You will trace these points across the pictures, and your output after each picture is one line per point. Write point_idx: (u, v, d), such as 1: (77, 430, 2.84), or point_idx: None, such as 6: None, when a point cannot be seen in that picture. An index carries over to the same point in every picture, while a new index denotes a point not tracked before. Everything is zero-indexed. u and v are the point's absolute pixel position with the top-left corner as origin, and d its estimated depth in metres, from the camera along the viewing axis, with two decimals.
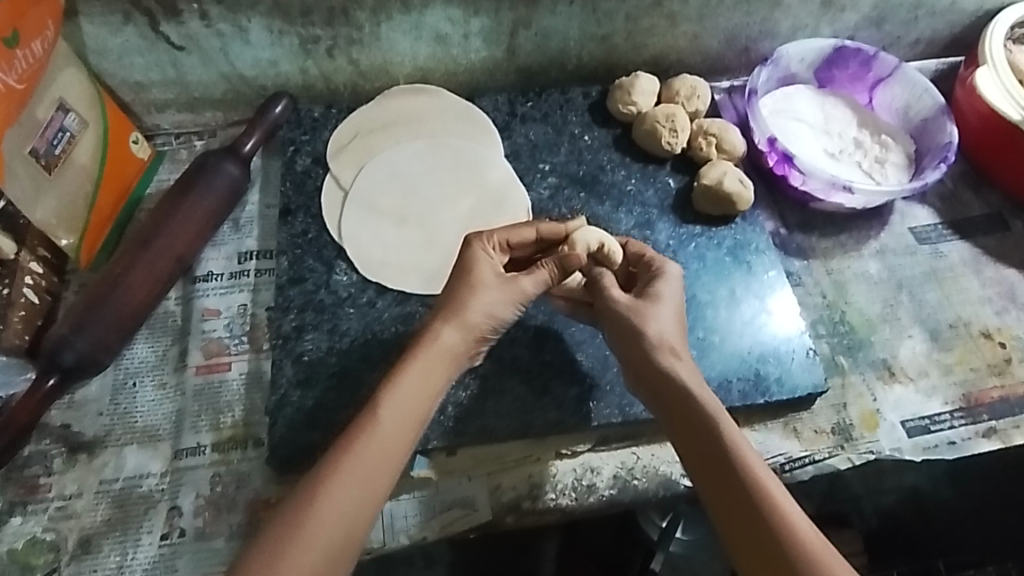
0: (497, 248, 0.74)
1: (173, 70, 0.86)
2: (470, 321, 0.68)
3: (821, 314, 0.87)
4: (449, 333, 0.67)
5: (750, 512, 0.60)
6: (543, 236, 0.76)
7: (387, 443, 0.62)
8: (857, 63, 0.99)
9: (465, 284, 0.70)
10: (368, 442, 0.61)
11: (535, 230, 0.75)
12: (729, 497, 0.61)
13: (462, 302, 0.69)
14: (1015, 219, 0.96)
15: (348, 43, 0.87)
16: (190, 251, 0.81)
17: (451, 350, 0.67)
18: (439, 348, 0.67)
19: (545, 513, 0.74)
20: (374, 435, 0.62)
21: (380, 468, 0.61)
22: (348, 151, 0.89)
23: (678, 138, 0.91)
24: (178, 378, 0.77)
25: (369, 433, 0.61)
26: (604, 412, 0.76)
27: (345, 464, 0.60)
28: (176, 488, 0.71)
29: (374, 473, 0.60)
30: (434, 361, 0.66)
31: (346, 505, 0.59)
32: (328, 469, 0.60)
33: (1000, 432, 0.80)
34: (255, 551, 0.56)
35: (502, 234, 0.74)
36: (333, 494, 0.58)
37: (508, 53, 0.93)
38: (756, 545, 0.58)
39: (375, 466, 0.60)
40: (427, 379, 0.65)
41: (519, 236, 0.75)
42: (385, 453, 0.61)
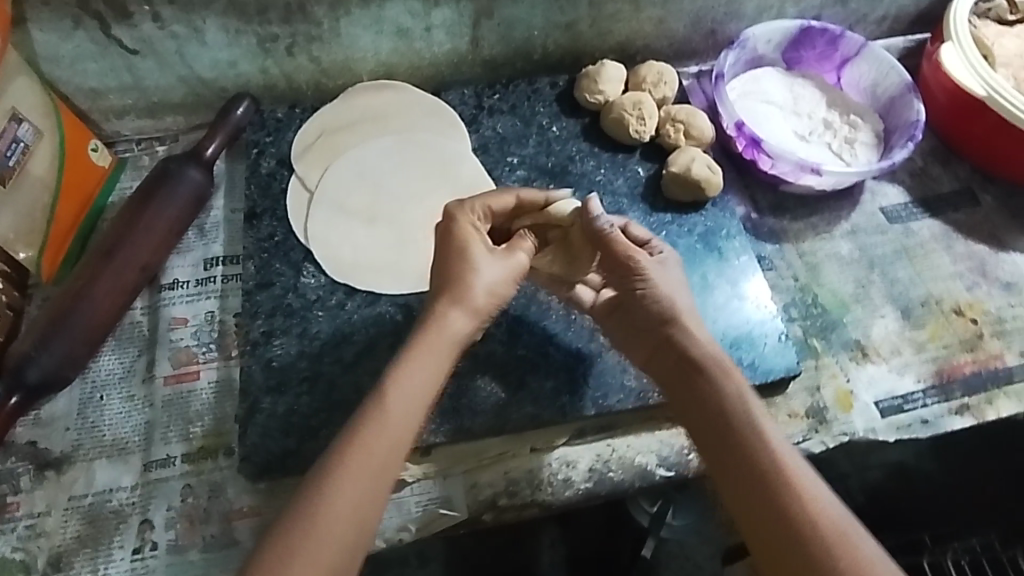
0: (480, 217, 0.73)
1: (129, 75, 0.84)
2: (477, 303, 0.68)
3: (794, 297, 0.87)
4: (458, 316, 0.67)
5: (757, 475, 0.62)
6: (523, 205, 0.75)
7: (397, 434, 0.61)
8: (823, 42, 0.98)
9: (467, 262, 0.69)
10: (376, 435, 0.61)
11: (515, 197, 0.74)
12: (737, 459, 0.63)
13: (466, 283, 0.68)
14: (984, 193, 0.97)
15: (307, 41, 0.85)
16: (155, 259, 0.80)
17: (456, 335, 0.67)
18: (443, 331, 0.66)
19: (522, 509, 0.73)
20: (384, 427, 0.61)
21: (389, 460, 0.60)
22: (313, 151, 0.88)
23: (647, 126, 0.90)
24: (147, 389, 0.76)
25: (378, 425, 0.61)
26: (579, 405, 0.76)
27: (353, 459, 0.60)
28: (147, 500, 0.70)
29: (382, 466, 0.60)
30: (443, 347, 0.66)
31: (354, 502, 0.58)
32: (335, 463, 0.60)
33: (973, 407, 0.81)
34: (265, 552, 0.56)
35: (484, 200, 0.74)
36: (339, 491, 0.58)
37: (472, 44, 0.91)
38: (762, 507, 0.61)
39: (386, 459, 0.60)
40: (435, 367, 0.65)
41: (500, 202, 0.74)
42: (396, 443, 0.61)
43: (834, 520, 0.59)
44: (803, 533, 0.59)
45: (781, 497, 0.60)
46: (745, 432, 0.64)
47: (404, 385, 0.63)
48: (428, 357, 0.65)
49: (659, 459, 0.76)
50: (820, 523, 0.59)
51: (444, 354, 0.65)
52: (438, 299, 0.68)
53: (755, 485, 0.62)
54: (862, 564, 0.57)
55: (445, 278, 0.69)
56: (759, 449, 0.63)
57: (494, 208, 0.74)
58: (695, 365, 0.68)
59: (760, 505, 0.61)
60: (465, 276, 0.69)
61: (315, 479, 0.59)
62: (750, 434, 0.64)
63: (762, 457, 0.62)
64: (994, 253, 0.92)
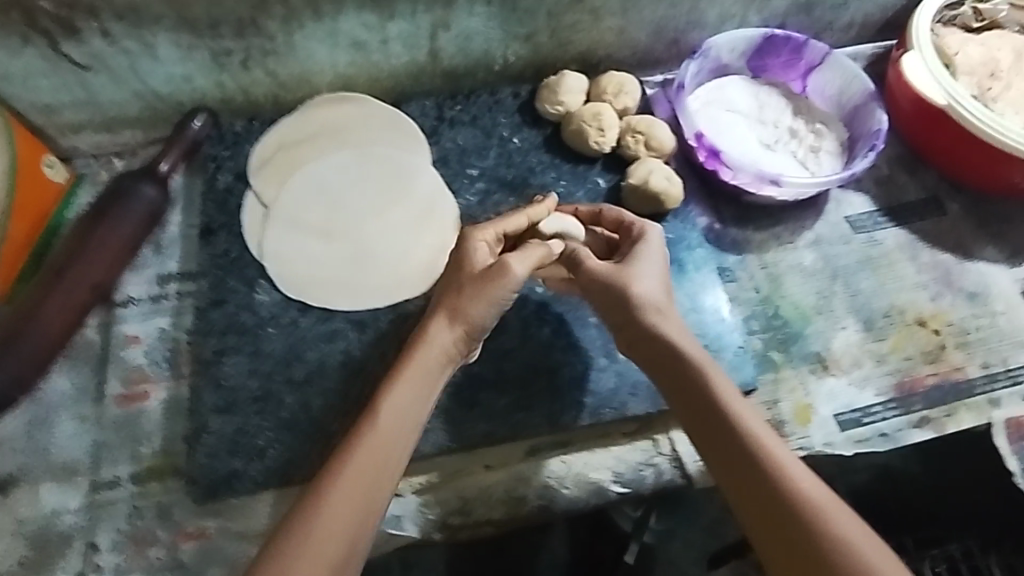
0: (492, 240, 0.72)
1: (82, 91, 0.84)
2: (470, 318, 0.67)
3: (755, 309, 0.86)
4: (437, 328, 0.67)
5: (748, 460, 0.62)
6: (533, 224, 0.75)
7: (391, 444, 0.61)
8: (788, 50, 0.97)
9: (470, 278, 0.69)
10: (371, 445, 0.60)
11: (527, 218, 0.74)
12: (728, 447, 0.63)
13: (462, 301, 0.68)
14: (951, 201, 0.95)
15: (262, 54, 0.84)
16: (108, 278, 0.79)
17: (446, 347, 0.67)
18: (433, 348, 0.66)
19: (476, 527, 0.73)
20: (377, 437, 0.61)
21: (382, 475, 0.60)
22: (270, 166, 0.87)
23: (607, 137, 0.89)
24: (98, 410, 0.76)
25: (371, 439, 0.61)
26: (532, 423, 0.75)
27: (347, 474, 0.59)
28: (95, 523, 0.70)
29: (377, 480, 0.59)
30: (433, 357, 0.66)
31: (348, 519, 0.57)
32: (331, 478, 0.59)
33: (933, 421, 0.80)
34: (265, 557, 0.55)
35: (498, 224, 0.73)
36: (332, 507, 0.58)
37: (431, 56, 0.90)
38: (756, 490, 0.60)
39: (377, 473, 0.60)
40: (430, 375, 0.65)
41: (513, 224, 0.73)
42: (389, 458, 0.61)
43: (827, 504, 0.59)
44: (798, 517, 0.58)
45: (773, 483, 0.60)
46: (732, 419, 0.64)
47: (394, 398, 0.63)
48: (418, 369, 0.65)
49: (614, 476, 0.75)
50: (812, 507, 0.58)
51: (433, 370, 0.65)
52: (430, 316, 0.68)
53: (748, 473, 0.61)
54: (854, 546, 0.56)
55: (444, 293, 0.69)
56: (749, 435, 0.63)
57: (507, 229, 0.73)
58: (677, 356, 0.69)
59: (755, 491, 0.60)
60: (478, 299, 0.68)
61: (309, 496, 0.58)
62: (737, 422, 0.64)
63: (753, 443, 0.63)
64: (960, 262, 0.91)
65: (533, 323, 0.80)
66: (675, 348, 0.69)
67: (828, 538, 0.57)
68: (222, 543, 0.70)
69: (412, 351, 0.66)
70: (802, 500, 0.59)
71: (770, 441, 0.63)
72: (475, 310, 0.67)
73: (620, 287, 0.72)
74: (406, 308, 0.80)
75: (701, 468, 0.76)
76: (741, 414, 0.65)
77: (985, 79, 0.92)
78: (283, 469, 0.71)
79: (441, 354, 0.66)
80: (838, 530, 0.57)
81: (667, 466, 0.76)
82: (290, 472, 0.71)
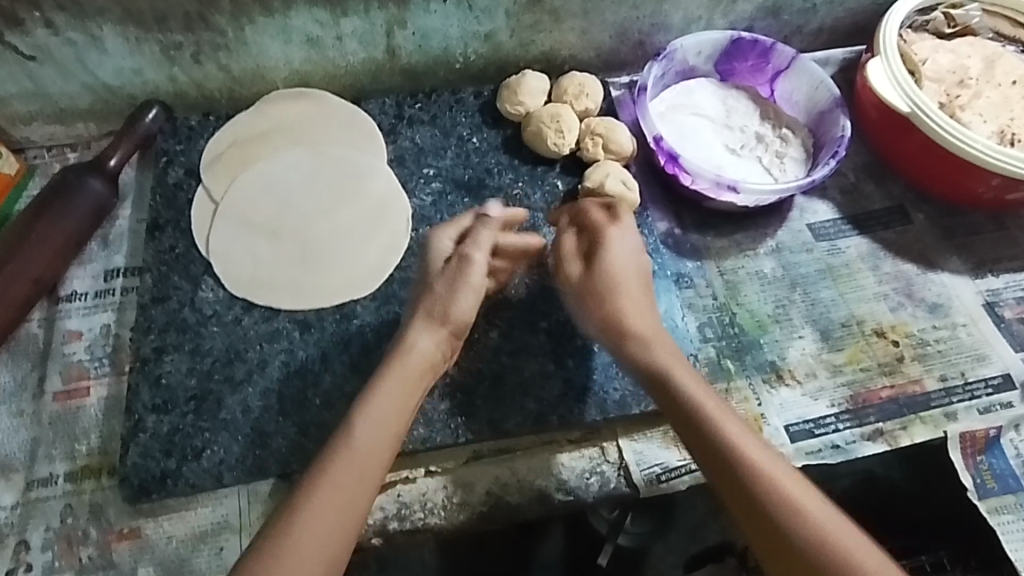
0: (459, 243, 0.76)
1: (31, 82, 0.83)
2: (448, 317, 0.71)
3: (711, 317, 0.84)
4: (415, 330, 0.71)
5: (737, 472, 0.62)
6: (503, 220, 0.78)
7: (371, 450, 0.63)
8: (754, 54, 0.95)
9: (446, 279, 0.73)
10: (350, 451, 0.62)
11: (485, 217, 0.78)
12: (726, 469, 0.63)
13: (443, 303, 0.72)
14: (917, 211, 0.94)
15: (214, 49, 0.83)
16: (50, 272, 0.78)
17: (428, 355, 0.69)
18: (416, 355, 0.69)
19: (415, 534, 0.72)
20: (356, 441, 0.63)
21: (355, 493, 0.60)
22: (222, 162, 0.86)
23: (566, 139, 0.88)
24: (36, 405, 0.75)
25: (348, 459, 0.62)
26: (473, 428, 0.74)
27: (321, 495, 0.60)
28: (25, 521, 0.69)
29: (351, 497, 0.60)
30: (416, 367, 0.68)
31: (319, 541, 0.58)
32: (304, 497, 0.60)
33: (887, 434, 0.79)
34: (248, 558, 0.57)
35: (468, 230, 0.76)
36: (304, 527, 0.58)
37: (388, 54, 0.89)
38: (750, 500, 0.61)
39: (353, 488, 0.61)
40: (408, 384, 0.67)
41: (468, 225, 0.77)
42: (363, 476, 0.61)
43: (820, 513, 0.60)
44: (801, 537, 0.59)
45: (765, 496, 0.61)
46: (725, 440, 0.64)
47: (375, 414, 0.65)
48: (398, 385, 0.67)
49: (558, 483, 0.74)
50: (803, 514, 0.59)
51: (415, 376, 0.68)
52: (411, 322, 0.72)
53: (747, 493, 0.61)
54: (845, 551, 0.58)
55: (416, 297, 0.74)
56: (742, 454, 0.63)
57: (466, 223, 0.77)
58: (666, 380, 0.69)
59: (757, 511, 0.61)
60: (453, 295, 0.72)
61: (282, 518, 0.59)
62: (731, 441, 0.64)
63: (749, 462, 0.62)
64: (922, 273, 0.89)
65: (481, 327, 0.79)
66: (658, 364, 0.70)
67: (830, 554, 0.58)
68: (153, 543, 0.69)
69: (391, 368, 0.68)
70: (803, 518, 0.59)
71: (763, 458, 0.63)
72: (455, 307, 0.72)
73: (605, 299, 0.74)
74: (352, 308, 0.79)
75: (647, 478, 0.75)
76: (726, 426, 0.65)
77: (954, 87, 0.90)
78: (217, 470, 0.70)
79: (424, 361, 0.69)
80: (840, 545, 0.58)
81: (612, 475, 0.75)
82: (224, 473, 0.70)
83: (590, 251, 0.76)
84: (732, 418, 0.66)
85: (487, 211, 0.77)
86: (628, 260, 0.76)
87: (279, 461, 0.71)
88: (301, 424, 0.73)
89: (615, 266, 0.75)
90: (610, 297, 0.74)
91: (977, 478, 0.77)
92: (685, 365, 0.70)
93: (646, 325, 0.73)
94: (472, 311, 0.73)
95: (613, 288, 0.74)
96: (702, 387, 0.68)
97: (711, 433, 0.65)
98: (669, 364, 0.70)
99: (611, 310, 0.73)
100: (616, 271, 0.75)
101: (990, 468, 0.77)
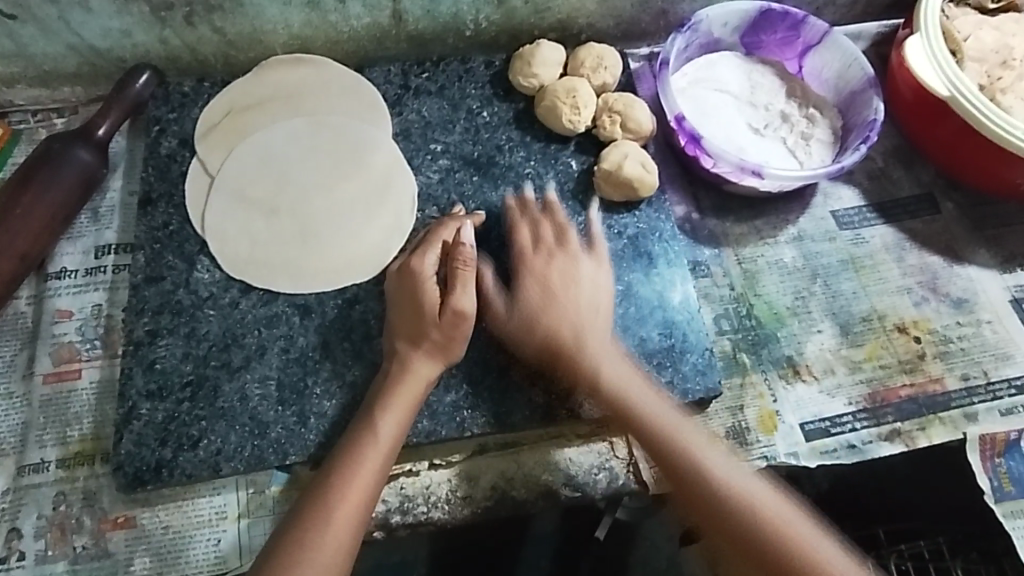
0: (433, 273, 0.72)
1: (11, 41, 0.77)
2: (451, 356, 0.71)
3: (727, 308, 0.81)
4: (418, 358, 0.69)
5: (696, 482, 0.66)
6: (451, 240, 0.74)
7: (385, 459, 0.65)
8: (785, 27, 0.89)
9: (446, 321, 0.70)
10: (367, 461, 0.64)
11: (455, 234, 0.74)
12: (657, 450, 0.68)
13: (442, 344, 0.70)
14: (946, 200, 0.90)
15: (207, 10, 0.77)
16: (37, 247, 0.74)
17: (423, 376, 0.69)
18: (412, 380, 0.68)
19: (418, 527, 0.70)
20: (372, 451, 0.65)
21: (366, 506, 0.63)
22: (218, 132, 0.81)
23: (581, 116, 0.83)
24: (26, 387, 0.72)
25: (361, 476, 0.63)
26: (479, 422, 0.72)
27: (336, 510, 0.62)
28: (17, 508, 0.67)
29: (365, 509, 0.63)
30: (414, 386, 0.68)
31: (335, 555, 0.60)
32: (321, 512, 0.62)
33: (905, 434, 0.76)
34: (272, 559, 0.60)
35: (438, 245, 0.73)
36: (321, 542, 0.60)
37: (394, 18, 0.83)
38: (718, 508, 0.65)
39: (368, 497, 0.63)
40: (407, 402, 0.68)
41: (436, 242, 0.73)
42: (376, 484, 0.64)
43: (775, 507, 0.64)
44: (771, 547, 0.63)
45: (724, 502, 0.65)
46: (663, 432, 0.68)
47: (384, 430, 0.66)
48: (404, 404, 0.67)
49: (565, 478, 0.72)
50: (766, 519, 0.64)
51: (412, 402, 0.68)
52: (409, 351, 0.70)
53: (718, 514, 0.64)
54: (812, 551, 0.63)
55: (401, 319, 0.71)
56: (706, 468, 0.66)
57: (445, 241, 0.74)
58: (616, 401, 0.70)
59: (700, 498, 0.65)
60: (458, 341, 0.71)
61: (301, 528, 0.61)
62: (687, 448, 0.67)
63: (681, 443, 0.67)
64: (948, 266, 0.85)
65: (489, 316, 0.76)
66: (595, 372, 0.71)
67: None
68: (149, 533, 0.67)
69: (395, 385, 0.68)
70: (766, 523, 0.64)
71: (728, 471, 0.66)
72: (458, 349, 0.71)
73: (535, 326, 0.73)
74: (354, 292, 0.75)
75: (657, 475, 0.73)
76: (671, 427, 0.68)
77: (997, 68, 0.84)
78: (215, 461, 0.68)
79: (423, 386, 0.69)
80: (805, 543, 0.63)
81: (621, 470, 0.73)
82: (221, 464, 0.68)
83: (516, 284, 0.74)
84: (658, 399, 0.70)
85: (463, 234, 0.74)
86: (568, 298, 0.73)
87: (278, 452, 0.69)
88: (301, 414, 0.70)
89: (553, 309, 0.73)
90: (535, 320, 0.73)
91: (994, 480, 0.74)
92: (608, 347, 0.72)
93: (602, 353, 0.72)
94: (464, 351, 0.72)
95: (559, 300, 0.73)
96: (658, 399, 0.70)
97: (653, 431, 0.68)
98: (609, 379, 0.70)
99: (552, 334, 0.72)
100: (558, 294, 0.73)
101: (1008, 471, 0.75)
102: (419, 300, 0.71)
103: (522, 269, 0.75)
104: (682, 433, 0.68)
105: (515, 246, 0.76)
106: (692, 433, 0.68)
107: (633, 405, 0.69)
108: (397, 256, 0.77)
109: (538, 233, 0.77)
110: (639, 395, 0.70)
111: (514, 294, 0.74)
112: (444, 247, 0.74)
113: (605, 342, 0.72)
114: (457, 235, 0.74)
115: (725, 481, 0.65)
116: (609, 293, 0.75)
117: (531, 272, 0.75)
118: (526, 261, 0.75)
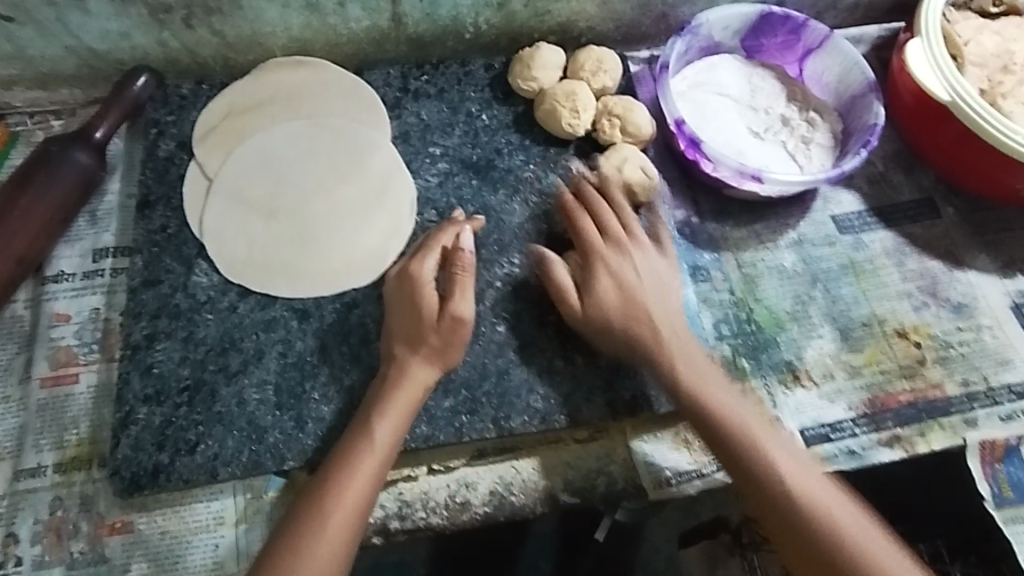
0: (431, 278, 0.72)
1: (8, 43, 0.77)
2: (448, 360, 0.70)
3: (727, 313, 0.81)
4: (416, 363, 0.69)
5: (769, 487, 0.65)
6: (450, 245, 0.74)
7: (382, 464, 0.65)
8: (785, 30, 0.89)
9: (443, 326, 0.70)
10: (363, 466, 0.64)
11: (453, 239, 0.74)
12: (730, 451, 0.67)
13: (438, 349, 0.70)
14: (945, 204, 0.89)
15: (205, 12, 0.77)
16: (34, 249, 0.73)
17: (420, 380, 0.69)
18: (409, 385, 0.68)
19: (415, 533, 0.70)
20: (368, 456, 0.64)
21: (362, 511, 0.63)
22: (216, 134, 0.81)
23: (581, 119, 0.82)
24: (23, 390, 0.72)
25: (356, 481, 0.63)
26: (478, 427, 0.71)
27: (332, 516, 0.62)
28: (14, 512, 0.67)
29: (361, 514, 0.63)
30: (411, 390, 0.68)
31: (330, 560, 0.60)
32: (316, 516, 0.61)
33: (905, 440, 0.76)
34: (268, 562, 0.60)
35: (437, 250, 0.73)
36: (317, 548, 0.60)
37: (394, 21, 0.83)
38: (791, 514, 0.64)
39: (364, 502, 0.63)
40: (404, 406, 0.67)
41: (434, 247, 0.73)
42: (372, 489, 0.64)
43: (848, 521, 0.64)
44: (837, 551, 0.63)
45: (795, 508, 0.64)
46: (738, 433, 0.68)
47: (380, 435, 0.65)
48: (400, 408, 0.67)
49: (564, 484, 0.72)
50: (839, 530, 0.63)
51: (409, 407, 0.67)
52: (406, 355, 0.69)
53: (789, 518, 0.64)
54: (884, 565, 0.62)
55: (398, 324, 0.71)
56: (780, 473, 0.66)
57: (445, 246, 0.74)
58: (691, 396, 0.70)
59: (772, 501, 0.65)
60: (456, 346, 0.70)
61: (296, 532, 0.61)
62: (761, 453, 0.67)
63: (758, 446, 0.67)
64: (948, 271, 0.85)
65: (488, 320, 0.75)
66: (670, 367, 0.71)
67: None
68: (146, 538, 0.67)
69: (392, 390, 0.68)
70: (838, 533, 0.63)
71: (806, 478, 0.66)
72: (455, 354, 0.70)
73: (607, 318, 0.72)
74: (352, 296, 0.75)
75: (656, 480, 0.72)
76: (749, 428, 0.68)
77: (997, 73, 0.84)
78: (212, 466, 0.68)
79: (420, 391, 0.68)
80: (870, 549, 0.63)
81: (621, 476, 0.72)
82: (218, 469, 0.68)
83: (585, 277, 0.74)
84: (737, 401, 0.70)
85: (462, 239, 0.74)
86: (642, 283, 0.73)
87: (275, 456, 0.68)
88: (298, 418, 0.70)
89: (630, 295, 0.73)
90: (609, 312, 0.72)
91: (994, 487, 0.75)
92: (689, 345, 0.72)
93: (681, 339, 0.72)
94: (461, 356, 0.72)
95: (635, 296, 0.73)
96: (734, 401, 0.70)
97: (727, 433, 0.68)
98: (686, 375, 0.70)
99: (627, 326, 0.72)
100: (631, 289, 0.73)
101: (1007, 476, 0.76)
102: (416, 305, 0.70)
103: (593, 261, 0.74)
104: (758, 436, 0.68)
105: (583, 240, 0.76)
106: (769, 437, 0.68)
107: (708, 403, 0.69)
108: (395, 260, 0.76)
109: (607, 227, 0.76)
110: (718, 395, 0.70)
111: (585, 286, 0.74)
112: (444, 252, 0.73)
113: (683, 340, 0.72)
114: (455, 241, 0.74)
115: (798, 488, 0.65)
116: (672, 285, 0.76)
117: (602, 266, 0.74)
118: (598, 256, 0.74)
